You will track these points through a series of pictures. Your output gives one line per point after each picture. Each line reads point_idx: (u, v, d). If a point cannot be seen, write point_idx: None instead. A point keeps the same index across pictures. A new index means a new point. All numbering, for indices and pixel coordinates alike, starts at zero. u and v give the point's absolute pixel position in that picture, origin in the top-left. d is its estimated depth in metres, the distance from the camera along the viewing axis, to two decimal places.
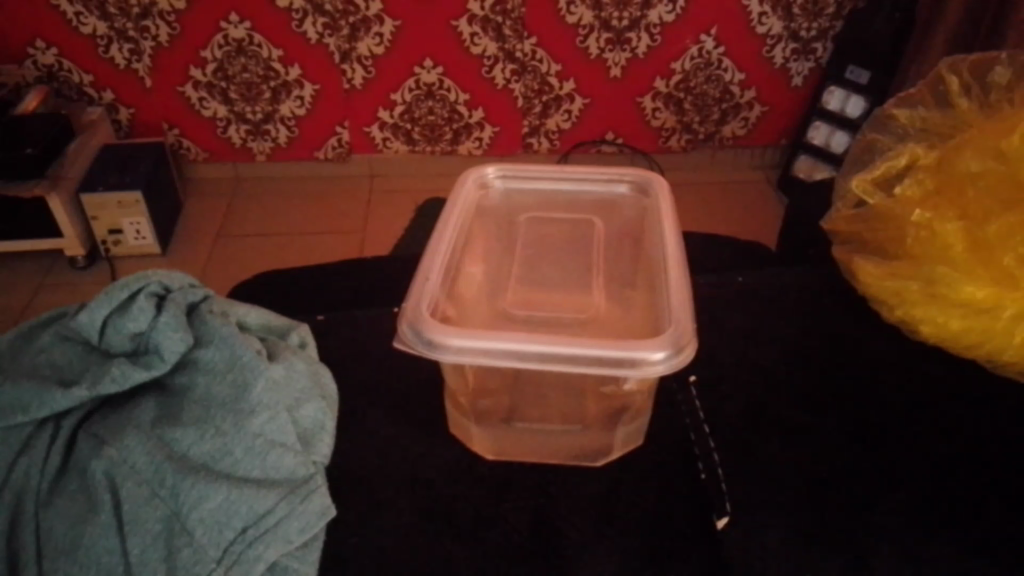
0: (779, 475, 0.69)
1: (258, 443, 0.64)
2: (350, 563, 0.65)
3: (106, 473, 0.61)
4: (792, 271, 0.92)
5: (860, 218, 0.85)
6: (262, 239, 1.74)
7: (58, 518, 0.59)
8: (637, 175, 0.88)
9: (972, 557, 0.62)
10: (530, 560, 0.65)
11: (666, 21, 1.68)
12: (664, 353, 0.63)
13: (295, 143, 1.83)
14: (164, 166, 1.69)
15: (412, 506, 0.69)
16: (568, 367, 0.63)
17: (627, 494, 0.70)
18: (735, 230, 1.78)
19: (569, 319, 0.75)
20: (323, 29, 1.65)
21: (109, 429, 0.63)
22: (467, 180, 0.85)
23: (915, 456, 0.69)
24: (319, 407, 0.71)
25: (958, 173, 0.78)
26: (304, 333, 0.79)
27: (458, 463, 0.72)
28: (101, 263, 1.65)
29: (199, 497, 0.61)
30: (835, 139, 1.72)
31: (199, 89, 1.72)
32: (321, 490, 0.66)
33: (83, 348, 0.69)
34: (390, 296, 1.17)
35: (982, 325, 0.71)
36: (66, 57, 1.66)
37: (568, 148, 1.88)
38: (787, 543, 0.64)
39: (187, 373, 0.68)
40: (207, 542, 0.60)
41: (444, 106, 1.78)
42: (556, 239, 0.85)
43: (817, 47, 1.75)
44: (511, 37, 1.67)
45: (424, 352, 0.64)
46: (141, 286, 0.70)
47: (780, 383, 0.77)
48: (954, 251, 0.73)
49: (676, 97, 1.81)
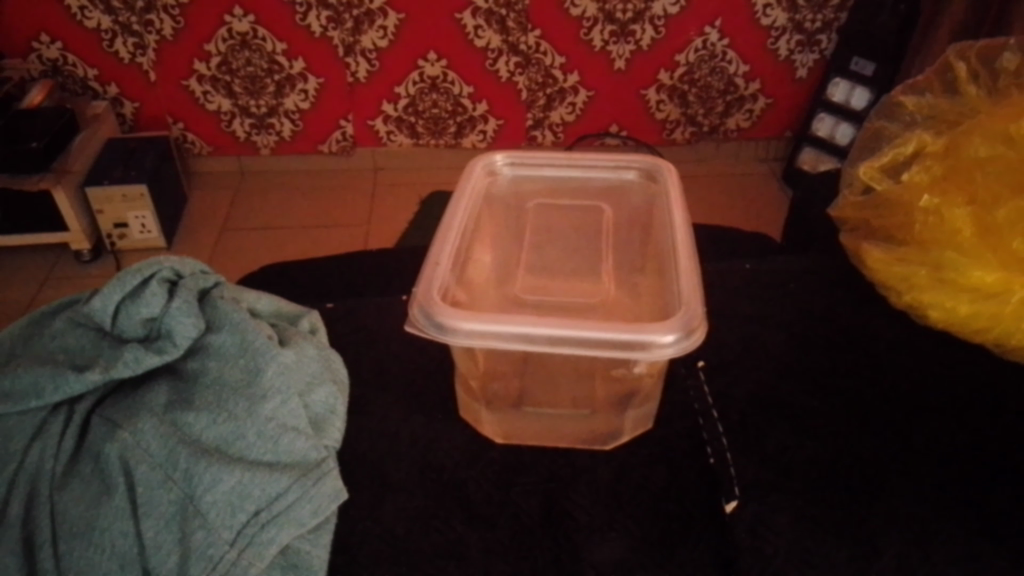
0: (786, 459, 0.69)
1: (270, 427, 0.65)
2: (360, 548, 0.65)
3: (120, 455, 0.61)
4: (798, 259, 0.92)
5: (866, 204, 0.86)
6: (265, 232, 1.75)
7: (72, 501, 0.60)
8: (646, 162, 0.86)
9: (982, 539, 0.62)
10: (540, 545, 0.65)
11: (670, 13, 1.68)
12: (675, 336, 0.63)
13: (299, 137, 1.83)
14: (168, 161, 1.70)
15: (423, 490, 0.69)
16: (578, 349, 0.63)
17: (637, 477, 0.70)
18: (739, 222, 1.78)
19: (579, 304, 0.79)
20: (327, 22, 1.64)
21: (123, 413, 0.64)
22: (474, 168, 0.84)
23: (925, 440, 0.70)
24: (330, 392, 0.71)
25: (967, 159, 0.78)
26: (315, 320, 0.79)
27: (468, 446, 0.73)
28: (106, 258, 1.65)
29: (212, 480, 0.61)
30: (840, 131, 1.72)
31: (203, 83, 1.73)
32: (332, 474, 0.66)
33: (95, 334, 0.70)
34: (397, 286, 1.18)
35: (992, 310, 0.71)
36: (69, 51, 1.66)
37: (571, 141, 1.88)
38: (795, 527, 0.64)
39: (198, 358, 0.68)
40: (220, 525, 0.60)
41: (448, 99, 1.78)
42: (564, 228, 0.87)
43: (822, 39, 1.75)
44: (515, 29, 1.67)
45: (434, 336, 0.64)
46: (153, 272, 0.71)
47: (787, 367, 0.78)
48: (963, 236, 0.74)
49: (680, 90, 1.80)
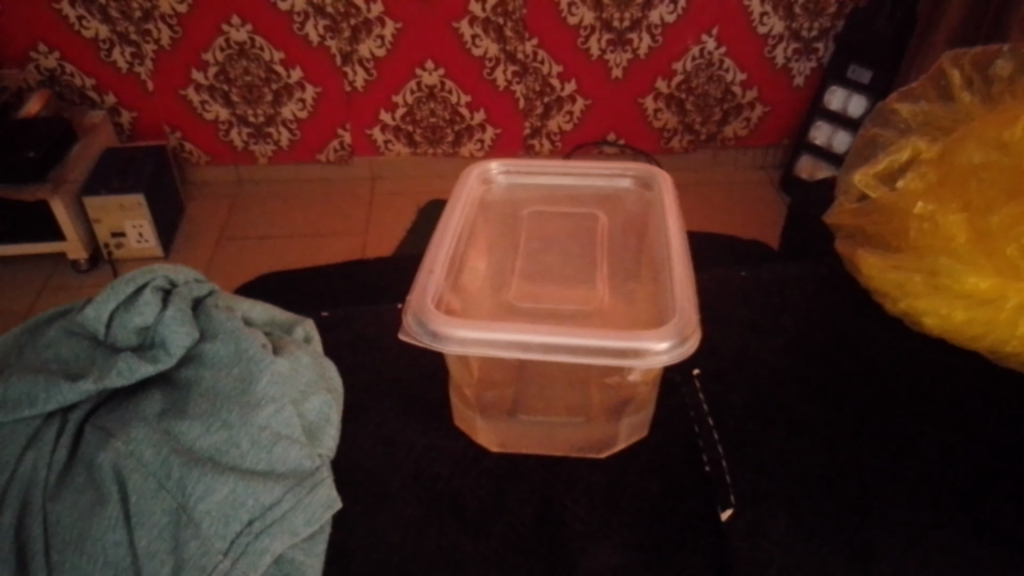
0: (782, 466, 0.69)
1: (264, 436, 0.65)
2: (354, 556, 0.65)
3: (113, 464, 0.61)
4: (794, 265, 0.92)
5: (861, 211, 0.86)
6: (262, 241, 1.75)
7: (65, 510, 0.59)
8: (640, 170, 0.87)
9: (979, 546, 0.62)
10: (535, 553, 0.65)
11: (667, 22, 1.68)
12: (669, 343, 0.63)
13: (297, 146, 1.84)
14: (166, 169, 1.70)
15: (417, 499, 0.69)
16: (573, 357, 0.63)
17: (633, 485, 0.69)
18: (736, 229, 1.79)
19: (569, 311, 0.78)
20: (325, 31, 1.65)
21: (116, 422, 0.64)
22: (469, 175, 0.85)
23: (921, 446, 0.70)
24: (325, 400, 0.71)
25: (961, 165, 0.78)
26: (310, 328, 0.79)
27: (463, 454, 0.73)
28: (103, 267, 1.65)
29: (205, 488, 0.61)
30: (837, 138, 1.73)
31: (201, 92, 1.73)
32: (326, 483, 0.66)
33: (89, 342, 0.70)
34: (394, 294, 1.18)
35: (987, 316, 0.71)
36: (67, 60, 1.66)
37: (569, 149, 1.89)
38: (791, 535, 0.64)
39: (192, 367, 0.68)
40: (213, 534, 0.60)
41: (445, 108, 1.79)
42: (559, 236, 0.87)
43: (818, 47, 1.75)
44: (512, 38, 1.68)
45: (428, 344, 0.64)
46: (146, 281, 0.71)
47: (783, 374, 0.78)
48: (958, 242, 0.73)
49: (677, 98, 1.81)
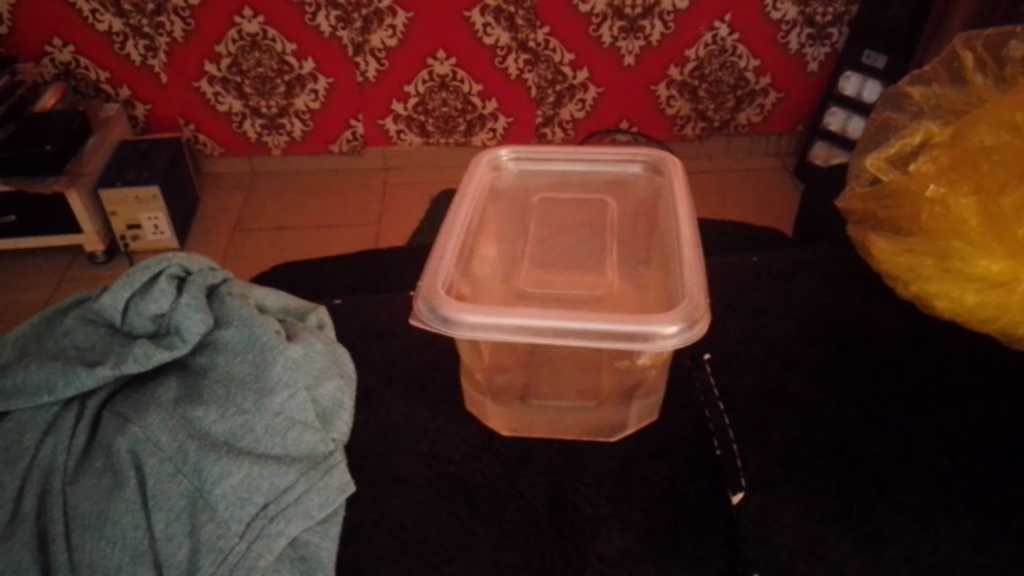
0: (793, 450, 0.69)
1: (279, 421, 0.66)
2: (369, 539, 0.66)
3: (130, 449, 0.62)
4: (806, 250, 0.92)
5: (873, 195, 0.86)
6: (276, 232, 1.76)
7: (83, 494, 0.60)
8: (651, 155, 0.87)
9: (991, 531, 0.62)
10: (546, 537, 0.65)
11: (679, 8, 1.67)
12: (677, 327, 0.63)
13: (310, 137, 1.85)
14: (180, 162, 1.71)
15: (430, 483, 0.70)
16: (582, 341, 0.63)
17: (642, 469, 0.70)
18: (749, 217, 1.78)
19: (580, 296, 0.78)
20: (336, 22, 1.65)
21: (134, 408, 0.65)
22: (480, 162, 0.85)
23: (932, 429, 0.70)
24: (338, 386, 0.72)
25: (972, 148, 0.77)
26: (323, 315, 0.80)
27: (475, 439, 0.74)
28: (120, 258, 1.67)
29: (221, 473, 0.62)
30: (852, 124, 1.71)
31: (214, 84, 1.74)
32: (340, 466, 0.66)
33: (106, 331, 0.71)
34: (405, 282, 1.19)
35: (998, 299, 0.71)
36: (81, 54, 1.68)
37: (581, 138, 1.88)
38: (802, 518, 0.64)
39: (207, 354, 0.69)
40: (229, 517, 0.61)
41: (457, 97, 1.79)
42: (570, 221, 0.87)
43: (833, 32, 1.73)
44: (524, 26, 1.67)
45: (438, 329, 0.65)
46: (161, 270, 0.72)
47: (794, 358, 0.78)
48: (969, 226, 0.73)
49: (690, 85, 1.80)
